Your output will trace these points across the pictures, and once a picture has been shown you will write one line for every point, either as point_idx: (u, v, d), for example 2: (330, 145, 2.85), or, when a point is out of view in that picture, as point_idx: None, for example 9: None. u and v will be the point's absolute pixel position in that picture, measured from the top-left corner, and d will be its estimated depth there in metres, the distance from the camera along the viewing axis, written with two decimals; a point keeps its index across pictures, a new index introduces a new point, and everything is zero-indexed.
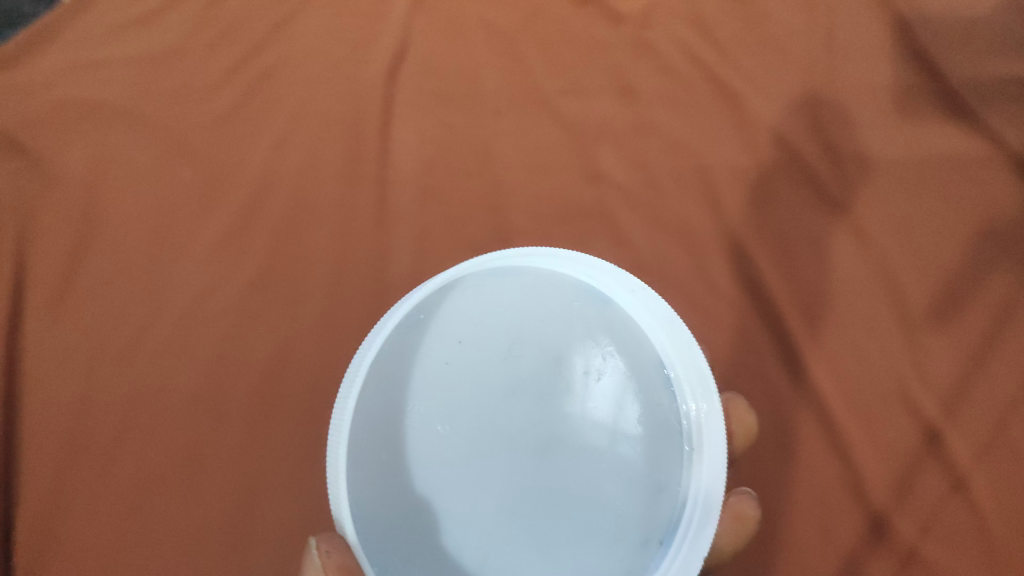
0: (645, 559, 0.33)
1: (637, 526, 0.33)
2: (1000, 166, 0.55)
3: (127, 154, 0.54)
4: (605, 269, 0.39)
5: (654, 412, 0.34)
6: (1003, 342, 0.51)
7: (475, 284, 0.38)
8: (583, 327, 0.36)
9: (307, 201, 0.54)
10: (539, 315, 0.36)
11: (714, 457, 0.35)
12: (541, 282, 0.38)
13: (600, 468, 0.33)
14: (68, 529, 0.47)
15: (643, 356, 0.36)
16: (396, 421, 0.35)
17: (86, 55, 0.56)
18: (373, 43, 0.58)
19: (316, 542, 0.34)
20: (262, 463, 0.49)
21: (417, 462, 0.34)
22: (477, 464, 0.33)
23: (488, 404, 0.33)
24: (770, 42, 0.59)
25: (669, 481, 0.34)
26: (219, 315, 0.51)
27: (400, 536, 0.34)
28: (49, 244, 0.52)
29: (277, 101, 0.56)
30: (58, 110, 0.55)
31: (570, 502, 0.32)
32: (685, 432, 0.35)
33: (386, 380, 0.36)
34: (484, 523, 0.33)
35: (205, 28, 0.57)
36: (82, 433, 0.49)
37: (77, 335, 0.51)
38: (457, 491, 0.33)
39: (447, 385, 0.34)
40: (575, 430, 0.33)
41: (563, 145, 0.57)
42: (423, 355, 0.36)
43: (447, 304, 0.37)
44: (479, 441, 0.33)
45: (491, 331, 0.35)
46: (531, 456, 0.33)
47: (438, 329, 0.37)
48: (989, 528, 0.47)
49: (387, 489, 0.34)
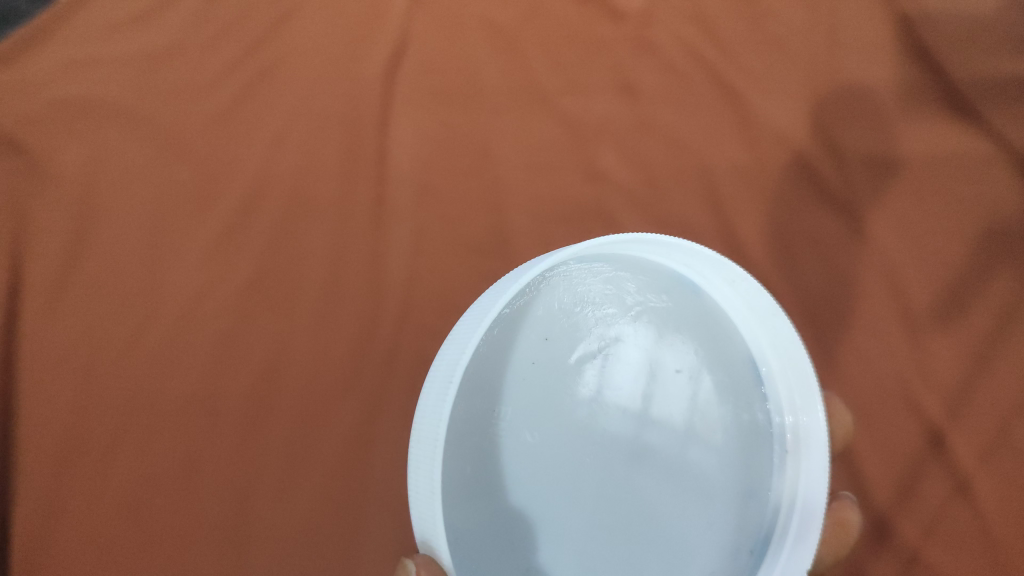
0: (737, 562, 0.40)
1: (730, 526, 0.41)
2: (1000, 167, 0.55)
3: (123, 152, 0.54)
4: (709, 256, 0.41)
5: (742, 414, 0.43)
6: (1004, 341, 0.51)
7: (564, 274, 0.42)
8: (668, 328, 0.43)
9: (305, 201, 0.54)
10: (625, 316, 0.43)
11: (815, 464, 0.39)
12: (624, 277, 0.43)
13: (691, 471, 0.41)
14: (66, 526, 0.47)
15: (732, 355, 0.43)
16: (490, 426, 0.40)
17: (78, 49, 0.55)
18: (370, 41, 0.57)
19: (416, 567, 0.34)
20: (260, 464, 0.48)
21: (516, 462, 0.40)
22: (572, 463, 0.41)
23: (582, 406, 0.41)
24: (772, 39, 0.58)
25: (759, 488, 0.41)
26: (217, 316, 0.51)
27: (493, 545, 0.38)
28: (45, 244, 0.51)
29: (274, 100, 0.55)
30: (50, 107, 0.54)
31: (656, 498, 0.41)
32: (778, 437, 0.42)
33: (473, 384, 0.40)
34: (579, 520, 0.40)
35: (199, 25, 0.56)
36: (78, 433, 0.48)
37: (73, 335, 0.50)
38: (557, 490, 0.40)
39: (540, 381, 0.41)
40: (659, 429, 0.42)
41: (563, 145, 0.57)
42: (518, 352, 0.42)
43: (537, 302, 0.42)
44: (576, 441, 0.41)
45: (577, 334, 0.43)
46: (625, 458, 0.41)
47: (530, 325, 0.42)
48: (991, 529, 0.47)
49: (475, 496, 0.39)
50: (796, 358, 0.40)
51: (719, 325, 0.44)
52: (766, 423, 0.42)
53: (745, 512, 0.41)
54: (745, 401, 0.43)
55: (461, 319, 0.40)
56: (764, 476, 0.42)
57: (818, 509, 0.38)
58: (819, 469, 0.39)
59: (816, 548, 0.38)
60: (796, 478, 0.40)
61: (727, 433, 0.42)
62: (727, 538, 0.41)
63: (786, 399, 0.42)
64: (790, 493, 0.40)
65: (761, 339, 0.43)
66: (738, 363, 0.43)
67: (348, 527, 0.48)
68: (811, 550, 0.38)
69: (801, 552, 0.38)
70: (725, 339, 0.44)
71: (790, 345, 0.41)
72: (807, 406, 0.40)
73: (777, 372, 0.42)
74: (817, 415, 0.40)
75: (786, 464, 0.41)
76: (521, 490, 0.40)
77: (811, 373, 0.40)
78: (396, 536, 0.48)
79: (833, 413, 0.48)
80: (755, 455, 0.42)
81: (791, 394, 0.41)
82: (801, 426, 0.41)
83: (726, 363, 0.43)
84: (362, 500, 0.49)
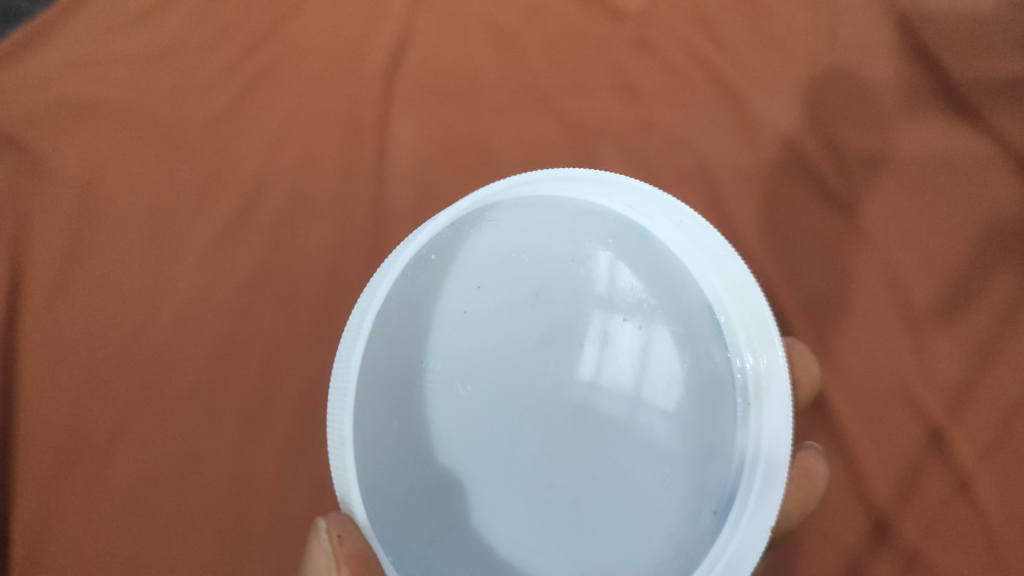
0: (699, 522, 0.39)
1: (688, 483, 0.39)
2: (1000, 166, 0.55)
3: (124, 153, 0.54)
4: (650, 195, 0.42)
5: (699, 363, 0.41)
6: (1006, 340, 0.51)
7: (496, 218, 0.42)
8: (614, 272, 0.42)
9: (306, 200, 0.54)
10: (565, 261, 0.42)
11: (777, 413, 0.39)
12: (564, 221, 0.42)
13: (636, 423, 0.40)
14: (64, 525, 0.47)
15: (688, 302, 0.42)
16: (419, 379, 0.39)
17: (78, 49, 0.55)
18: (369, 40, 0.57)
19: (325, 525, 0.35)
20: (260, 463, 0.49)
21: (445, 415, 0.39)
22: (511, 418, 0.39)
23: (516, 357, 0.40)
24: (773, 38, 0.58)
25: (721, 444, 0.40)
26: (216, 315, 0.51)
27: (426, 501, 0.38)
28: (46, 243, 0.51)
29: (274, 99, 0.55)
30: (52, 107, 0.54)
31: (603, 452, 0.39)
32: (739, 386, 0.40)
33: (395, 332, 0.39)
34: (520, 477, 0.39)
35: (198, 24, 0.56)
36: (78, 432, 0.48)
37: (74, 334, 0.50)
38: (494, 445, 0.39)
39: (470, 329, 0.40)
40: (604, 382, 0.40)
41: (563, 145, 0.57)
42: (448, 300, 0.40)
43: (467, 247, 0.41)
44: (511, 393, 0.39)
45: (516, 281, 0.41)
46: (568, 411, 0.39)
47: (460, 272, 0.41)
48: (993, 528, 0.47)
49: (403, 452, 0.38)
50: (754, 299, 0.40)
51: (672, 271, 0.42)
52: (727, 373, 0.41)
53: (706, 468, 0.39)
54: (703, 350, 0.41)
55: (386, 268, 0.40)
56: (727, 429, 0.40)
57: (782, 462, 0.37)
58: (781, 419, 0.38)
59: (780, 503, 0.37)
60: (760, 431, 0.39)
61: (678, 382, 0.40)
62: (686, 497, 0.39)
63: (745, 345, 0.40)
64: (753, 445, 0.39)
65: (716, 283, 0.41)
66: (694, 312, 0.42)
67: None
68: (775, 505, 0.37)
69: (767, 506, 0.37)
70: (680, 285, 0.42)
71: (744, 284, 0.41)
72: (766, 348, 0.40)
73: (736, 319, 0.41)
74: (777, 356, 0.39)
75: (749, 416, 0.39)
76: (453, 446, 0.39)
77: (770, 318, 0.40)
78: None
79: (797, 359, 0.48)
80: (713, 406, 0.40)
81: (747, 339, 0.40)
82: (763, 368, 0.39)
83: (682, 310, 0.42)
84: None
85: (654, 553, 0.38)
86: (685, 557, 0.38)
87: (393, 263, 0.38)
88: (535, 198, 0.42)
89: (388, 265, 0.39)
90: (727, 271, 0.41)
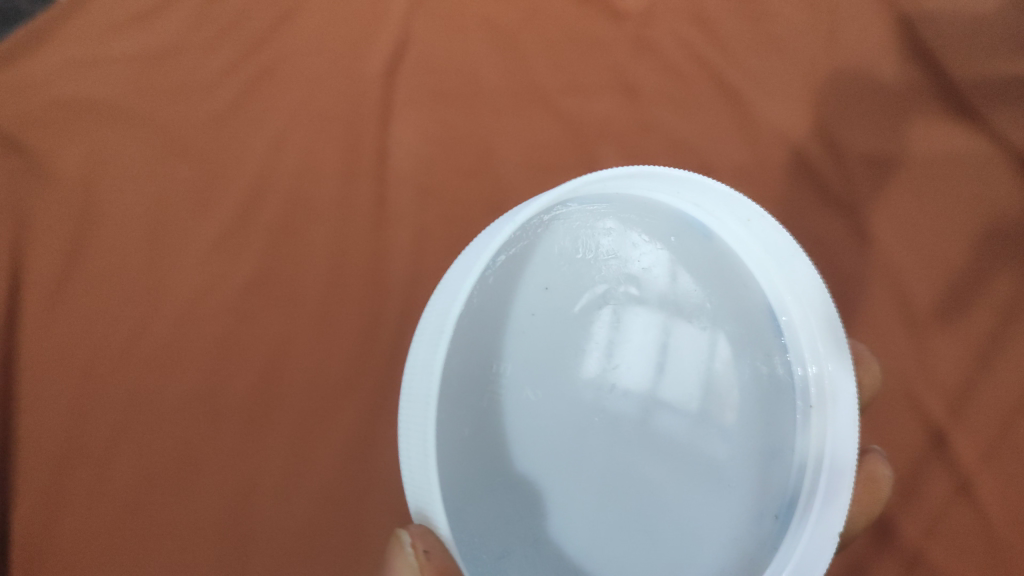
0: (761, 527, 0.40)
1: (752, 488, 0.41)
2: (1001, 166, 0.55)
3: (123, 153, 0.54)
4: (722, 194, 0.40)
5: (759, 365, 0.43)
6: (1006, 341, 0.51)
7: (564, 218, 0.42)
8: (674, 275, 0.44)
9: (306, 200, 0.54)
10: (628, 264, 0.43)
11: (839, 415, 0.39)
12: (630, 221, 0.43)
13: (697, 426, 0.42)
14: (65, 526, 0.47)
15: (750, 305, 0.43)
16: (492, 383, 0.40)
17: (75, 49, 0.54)
18: (369, 40, 0.57)
19: (409, 538, 0.33)
20: (259, 464, 0.49)
21: (517, 419, 0.40)
22: (577, 418, 0.41)
23: (582, 358, 0.42)
24: (773, 39, 0.58)
25: (783, 448, 0.41)
26: (217, 316, 0.51)
27: (500, 506, 0.39)
28: (46, 244, 0.51)
29: (274, 100, 0.55)
30: (49, 106, 0.53)
31: (667, 453, 0.41)
32: (800, 391, 0.42)
33: (473, 340, 0.39)
34: (587, 477, 0.41)
35: (197, 24, 0.56)
36: (77, 433, 0.48)
37: (74, 335, 0.50)
38: (560, 446, 0.41)
39: (539, 331, 0.42)
40: (665, 383, 0.42)
41: (564, 145, 0.57)
42: (519, 303, 0.41)
43: (537, 249, 0.42)
44: (576, 395, 0.42)
45: (579, 285, 0.43)
46: (630, 413, 0.42)
47: (530, 275, 0.42)
48: (994, 529, 0.47)
49: (476, 458, 0.39)
50: (818, 301, 0.40)
51: (734, 271, 0.44)
52: (787, 374, 0.42)
53: (769, 470, 0.41)
54: (762, 353, 0.43)
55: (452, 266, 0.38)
56: (787, 433, 0.41)
57: (848, 466, 0.38)
58: (848, 426, 0.39)
59: (847, 507, 0.37)
60: (821, 435, 0.40)
61: (738, 384, 0.42)
62: (750, 501, 0.41)
63: (807, 350, 0.41)
64: (816, 450, 0.40)
65: (780, 286, 0.42)
66: (755, 313, 0.43)
67: (348, 531, 0.48)
68: (843, 510, 0.37)
69: (834, 510, 0.37)
70: (742, 286, 0.43)
71: (812, 287, 0.40)
72: (830, 354, 0.40)
73: (798, 321, 0.42)
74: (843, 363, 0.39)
75: (810, 420, 0.41)
76: (525, 449, 0.40)
77: (837, 322, 0.40)
78: None
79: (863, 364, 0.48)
80: (775, 408, 0.42)
81: (815, 343, 0.41)
82: (826, 375, 0.40)
83: (742, 313, 0.43)
84: (364, 499, 0.49)
85: (717, 557, 0.40)
86: (749, 564, 0.39)
87: (473, 269, 0.35)
88: (604, 196, 0.42)
89: (465, 268, 0.36)
90: (795, 273, 0.41)
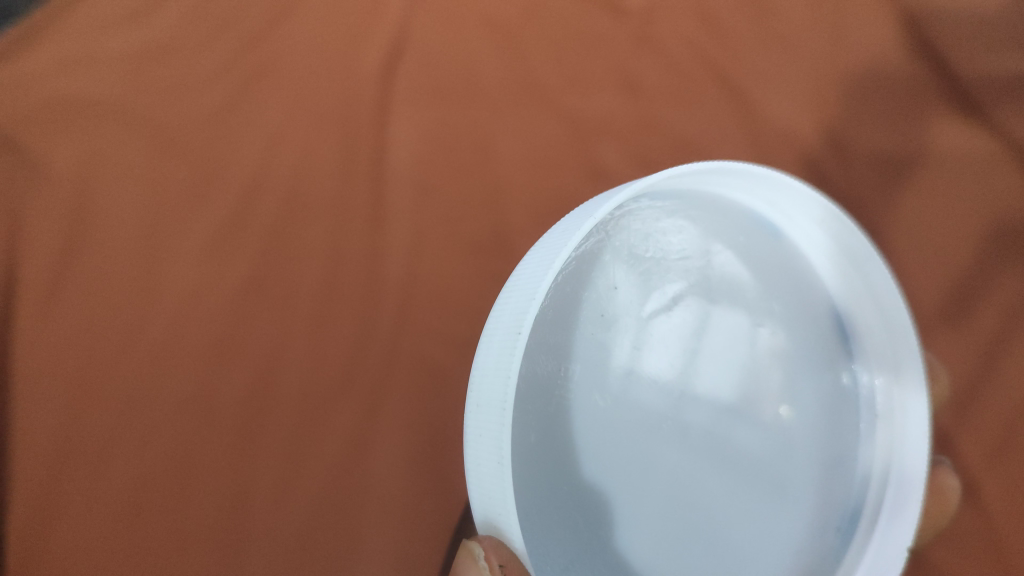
0: (822, 538, 0.41)
1: (815, 497, 0.41)
2: (1006, 166, 0.55)
3: (116, 153, 0.53)
4: (799, 193, 0.39)
5: (826, 371, 0.43)
6: (1014, 342, 0.51)
7: (635, 216, 0.41)
8: (740, 276, 0.43)
9: (303, 201, 0.53)
10: (697, 263, 0.43)
11: (906, 427, 0.39)
12: (699, 220, 0.43)
13: (764, 433, 0.41)
14: (56, 531, 0.46)
15: (814, 311, 0.43)
16: (561, 387, 0.39)
17: (64, 43, 0.54)
18: (366, 36, 0.56)
19: (483, 552, 0.34)
20: (251, 468, 0.48)
21: (586, 425, 0.39)
22: (647, 424, 0.40)
23: (650, 362, 0.41)
24: (777, 36, 0.58)
25: (848, 458, 0.42)
26: (213, 318, 0.50)
27: (566, 515, 0.38)
28: (38, 244, 0.50)
29: (269, 99, 0.54)
30: (41, 105, 0.52)
31: (733, 463, 0.41)
32: (865, 401, 0.42)
33: (542, 341, 0.39)
34: (655, 487, 0.40)
35: (193, 20, 0.55)
36: (70, 437, 0.47)
37: (65, 338, 0.49)
38: (629, 453, 0.40)
39: (607, 333, 0.41)
40: (732, 387, 0.42)
41: (565, 145, 0.56)
42: (587, 304, 0.41)
43: (608, 247, 0.41)
44: (645, 401, 0.41)
45: (648, 285, 0.42)
46: (698, 419, 0.41)
47: (600, 274, 0.41)
48: (1000, 534, 0.47)
49: (543, 466, 0.38)
50: (888, 308, 0.39)
51: (801, 276, 0.43)
52: (852, 382, 0.42)
53: (831, 479, 0.41)
54: (827, 360, 0.43)
55: (526, 265, 0.38)
56: (851, 442, 0.42)
57: (916, 480, 0.38)
58: (919, 437, 0.38)
59: (916, 522, 0.37)
60: (889, 446, 0.40)
61: (799, 389, 0.42)
62: (813, 513, 0.41)
63: (873, 361, 0.41)
64: (883, 462, 0.40)
65: (846, 290, 0.42)
66: (820, 318, 0.43)
67: (345, 535, 0.48)
68: (911, 523, 0.36)
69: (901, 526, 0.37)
70: (807, 291, 0.43)
71: (881, 292, 0.39)
72: (899, 361, 0.40)
73: (865, 327, 0.41)
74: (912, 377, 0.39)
75: (877, 430, 0.41)
76: (594, 458, 0.39)
77: (910, 333, 0.38)
78: (397, 544, 0.48)
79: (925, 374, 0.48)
80: (838, 416, 0.42)
81: (882, 352, 0.41)
82: (888, 388, 0.40)
83: (808, 317, 0.43)
84: (360, 503, 0.48)
85: (780, 568, 0.40)
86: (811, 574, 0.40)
87: (552, 266, 0.34)
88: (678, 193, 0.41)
89: (544, 265, 0.35)
90: (864, 277, 0.40)
